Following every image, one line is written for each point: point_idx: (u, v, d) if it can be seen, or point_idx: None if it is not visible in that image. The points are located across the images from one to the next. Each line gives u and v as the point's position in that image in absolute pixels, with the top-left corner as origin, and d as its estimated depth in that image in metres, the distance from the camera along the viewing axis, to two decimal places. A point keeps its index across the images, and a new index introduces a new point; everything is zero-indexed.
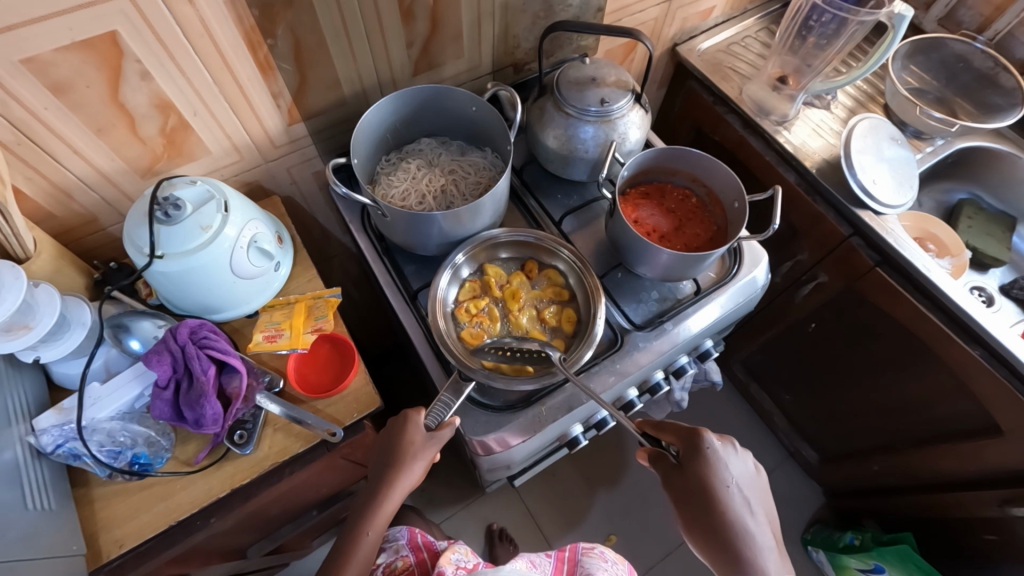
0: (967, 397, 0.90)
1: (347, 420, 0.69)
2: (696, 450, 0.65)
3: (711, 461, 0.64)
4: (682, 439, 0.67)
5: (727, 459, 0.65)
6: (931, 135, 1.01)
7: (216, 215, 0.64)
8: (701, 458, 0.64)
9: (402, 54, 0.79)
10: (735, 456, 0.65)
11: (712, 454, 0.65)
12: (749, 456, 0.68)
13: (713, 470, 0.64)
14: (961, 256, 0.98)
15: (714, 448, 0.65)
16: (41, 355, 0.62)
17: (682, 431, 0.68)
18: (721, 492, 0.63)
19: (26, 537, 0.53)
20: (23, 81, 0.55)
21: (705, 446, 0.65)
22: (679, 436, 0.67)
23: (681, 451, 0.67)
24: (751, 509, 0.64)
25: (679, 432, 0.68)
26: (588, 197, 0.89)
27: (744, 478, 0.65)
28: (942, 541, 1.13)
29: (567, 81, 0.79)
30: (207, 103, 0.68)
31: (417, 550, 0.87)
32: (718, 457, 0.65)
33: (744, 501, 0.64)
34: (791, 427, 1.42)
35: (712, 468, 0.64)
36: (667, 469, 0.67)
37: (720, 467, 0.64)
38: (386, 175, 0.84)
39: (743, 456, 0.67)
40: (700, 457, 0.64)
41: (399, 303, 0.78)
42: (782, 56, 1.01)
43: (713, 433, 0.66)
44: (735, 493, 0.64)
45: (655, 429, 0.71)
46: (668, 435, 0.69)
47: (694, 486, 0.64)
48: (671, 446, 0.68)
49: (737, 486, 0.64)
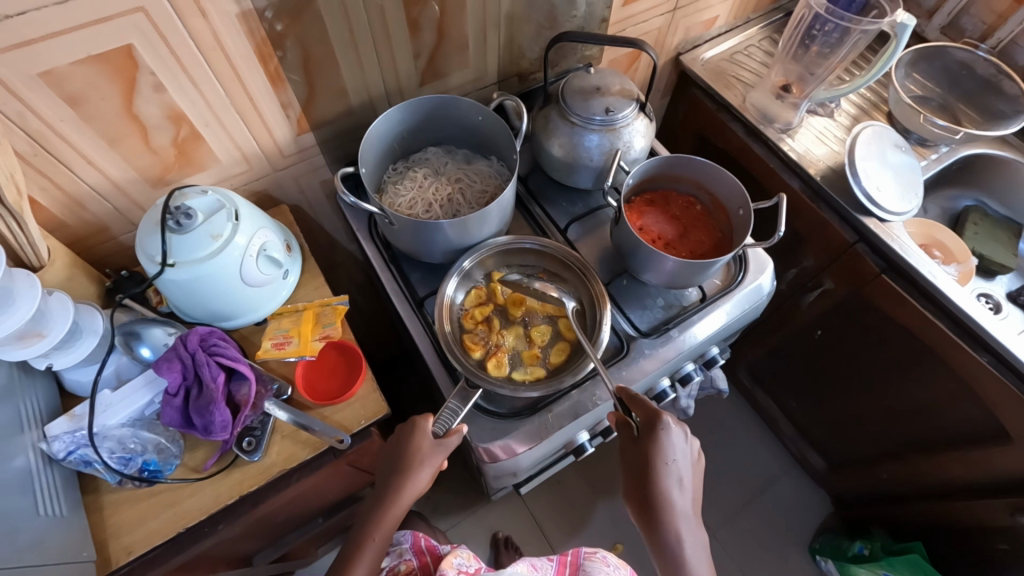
0: (976, 404, 0.89)
1: (354, 427, 0.69)
2: (652, 431, 0.64)
3: (661, 441, 0.64)
4: (645, 415, 0.65)
5: (677, 440, 0.65)
6: (936, 142, 1.01)
7: (227, 223, 0.65)
8: (654, 439, 0.64)
9: (409, 65, 0.80)
10: (684, 440, 0.65)
11: (664, 435, 0.64)
12: (696, 440, 0.68)
13: (660, 450, 0.64)
14: (968, 263, 0.98)
15: (669, 432, 0.64)
16: (54, 362, 0.63)
17: (648, 408, 0.66)
18: (662, 470, 0.64)
19: (36, 543, 0.53)
20: (40, 93, 0.56)
21: (662, 428, 0.64)
22: (642, 413, 0.66)
23: (641, 426, 0.65)
24: (683, 487, 0.66)
25: (645, 408, 0.66)
26: (593, 205, 0.90)
27: (685, 460, 0.66)
28: (953, 550, 1.11)
29: (572, 90, 0.80)
30: (218, 114, 0.70)
31: (421, 554, 0.87)
32: (669, 439, 0.64)
33: (678, 480, 0.65)
34: (798, 434, 1.41)
35: (661, 448, 0.64)
36: (625, 435, 0.67)
37: (668, 449, 0.64)
38: (392, 184, 0.85)
39: (690, 439, 0.67)
40: (654, 439, 0.64)
41: (406, 310, 0.79)
42: (785, 65, 1.02)
43: (673, 417, 0.65)
44: (674, 473, 0.65)
45: (630, 399, 0.67)
46: (638, 408, 0.66)
47: (639, 459, 0.65)
48: (635, 416, 0.67)
49: (677, 466, 0.65)
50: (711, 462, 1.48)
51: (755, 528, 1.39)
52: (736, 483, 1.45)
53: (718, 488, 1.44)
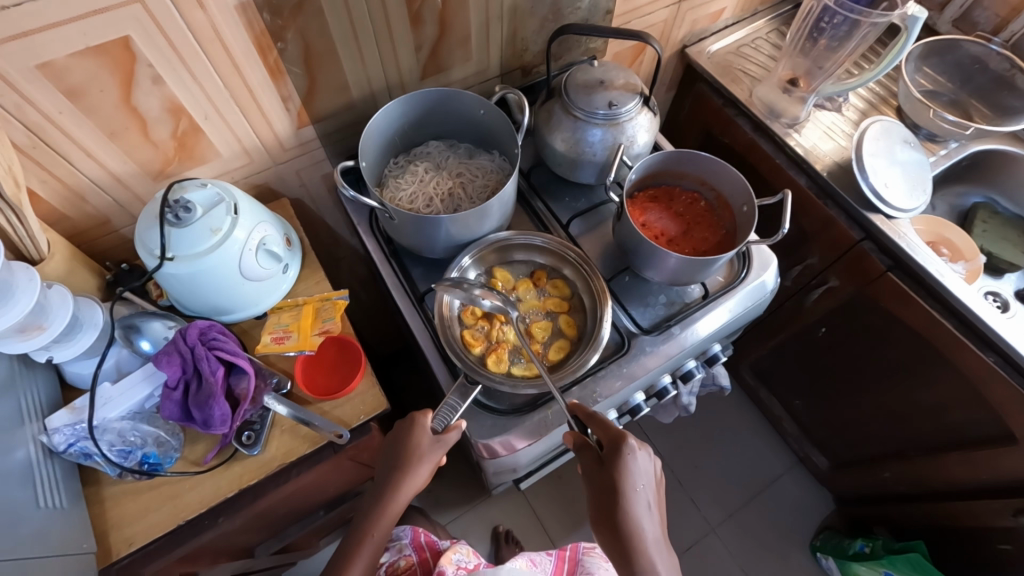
0: (981, 404, 0.89)
1: (354, 421, 0.69)
2: (616, 451, 0.64)
3: (626, 462, 0.63)
4: (607, 435, 0.65)
5: (641, 461, 0.65)
6: (945, 138, 1.00)
7: (226, 217, 0.65)
8: (619, 460, 0.63)
9: (411, 58, 0.79)
10: (648, 461, 0.65)
11: (629, 456, 0.63)
12: (656, 464, 0.68)
13: (626, 471, 0.63)
14: (975, 261, 0.96)
15: (632, 453, 0.64)
16: (54, 355, 0.63)
17: (610, 428, 0.65)
18: (630, 493, 0.63)
19: (36, 535, 0.53)
20: (38, 86, 0.56)
21: (625, 449, 0.63)
22: (604, 434, 0.65)
23: (604, 447, 0.65)
24: (650, 510, 0.64)
25: (607, 429, 0.65)
26: (596, 200, 0.89)
27: (650, 483, 0.65)
28: (955, 550, 1.11)
29: (575, 84, 0.79)
30: (217, 107, 0.69)
31: (421, 549, 0.87)
32: (633, 460, 0.64)
33: (646, 503, 0.64)
34: (800, 432, 1.40)
35: (626, 470, 0.63)
36: (588, 460, 0.66)
37: (632, 471, 0.63)
38: (394, 178, 0.84)
39: (651, 462, 0.67)
40: (619, 460, 0.63)
41: (407, 305, 0.79)
42: (792, 59, 1.00)
43: (634, 438, 0.65)
44: (641, 496, 0.64)
45: (590, 419, 0.67)
46: (596, 428, 0.67)
47: (605, 483, 0.64)
48: (596, 438, 0.66)
49: (643, 489, 0.64)
50: (712, 458, 1.47)
51: (755, 525, 1.39)
52: (737, 480, 1.45)
53: (719, 485, 1.44)
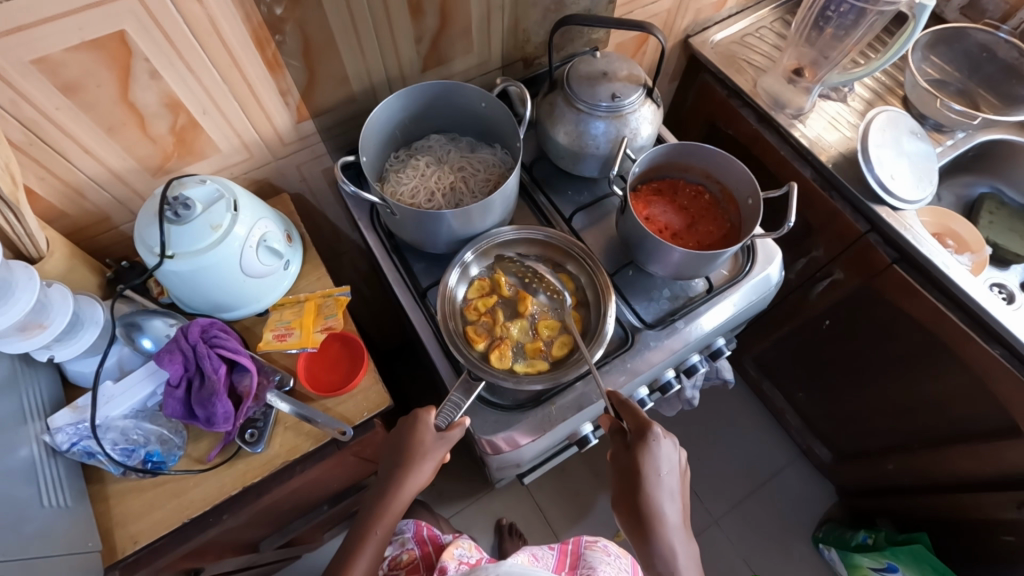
0: (986, 398, 0.88)
1: (357, 418, 0.69)
2: (642, 438, 0.66)
3: (651, 450, 0.66)
4: (635, 423, 0.67)
5: (666, 450, 0.67)
6: (952, 128, 0.99)
7: (226, 214, 0.64)
8: (644, 447, 0.66)
9: (411, 50, 0.78)
10: (673, 450, 0.67)
11: (655, 444, 0.66)
12: (682, 452, 0.70)
13: (652, 458, 0.66)
14: (981, 253, 0.95)
15: (659, 441, 0.66)
16: (56, 354, 0.62)
17: (639, 415, 0.67)
18: (652, 479, 0.66)
19: (42, 534, 0.53)
20: (34, 81, 0.55)
21: (652, 437, 0.65)
22: (632, 421, 0.67)
23: (631, 434, 0.67)
24: (672, 496, 0.67)
25: (636, 417, 0.67)
26: (599, 194, 0.88)
27: (674, 471, 0.67)
28: (958, 542, 1.11)
29: (578, 76, 0.78)
30: (216, 102, 0.68)
31: (423, 543, 0.88)
32: (658, 448, 0.66)
33: (668, 490, 0.67)
34: (803, 424, 1.40)
35: (651, 457, 0.66)
36: (615, 443, 0.69)
37: (658, 459, 0.66)
38: (394, 173, 0.83)
39: (678, 450, 0.69)
40: (644, 447, 0.66)
41: (409, 301, 0.78)
42: (798, 48, 0.98)
43: (663, 427, 0.67)
44: (664, 483, 0.66)
45: (620, 405, 0.69)
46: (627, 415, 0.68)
47: (630, 467, 0.67)
48: (626, 423, 0.68)
49: (667, 476, 0.67)
50: (715, 450, 1.48)
51: (758, 517, 1.39)
52: (740, 472, 1.45)
53: (722, 477, 1.44)
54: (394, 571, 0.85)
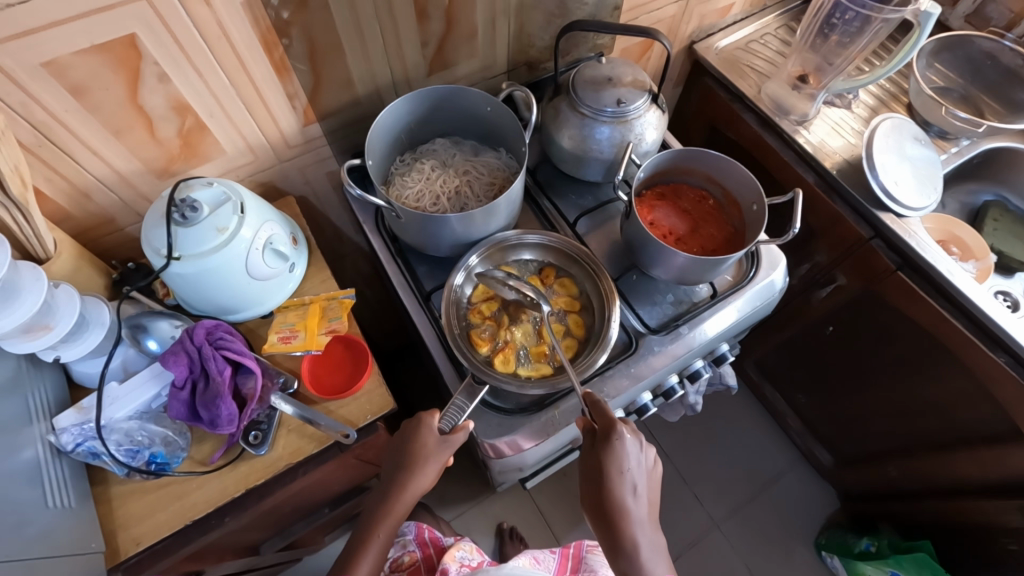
0: (991, 405, 0.88)
1: (361, 421, 0.69)
2: (607, 438, 0.64)
3: (615, 450, 0.63)
4: (602, 422, 0.65)
5: (632, 449, 0.65)
6: (957, 135, 0.99)
7: (233, 216, 0.64)
8: (608, 447, 0.63)
9: (417, 54, 0.78)
10: (639, 449, 0.65)
11: (619, 445, 0.63)
12: (652, 448, 0.68)
13: (615, 458, 0.64)
14: (986, 260, 0.94)
15: (623, 441, 0.63)
16: (61, 355, 0.62)
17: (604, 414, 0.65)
18: (616, 478, 0.64)
19: (46, 534, 0.53)
20: (43, 84, 0.55)
21: (616, 438, 0.63)
22: (597, 420, 0.65)
23: (597, 433, 0.65)
24: (638, 495, 0.65)
25: (601, 416, 0.65)
26: (603, 198, 0.89)
27: (641, 469, 0.65)
28: (962, 550, 1.10)
29: (583, 81, 0.78)
30: (223, 105, 0.69)
31: (424, 546, 0.87)
32: (623, 449, 0.64)
33: (634, 488, 0.65)
34: (806, 430, 1.40)
35: (614, 457, 0.64)
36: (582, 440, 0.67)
37: (622, 458, 0.64)
38: (399, 176, 0.84)
39: (645, 448, 0.67)
40: (608, 447, 0.63)
41: (413, 304, 0.78)
42: (802, 55, 0.99)
43: (627, 426, 0.64)
44: (629, 482, 0.64)
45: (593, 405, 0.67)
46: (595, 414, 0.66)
47: (594, 466, 0.65)
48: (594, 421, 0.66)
49: (632, 475, 0.65)
50: (717, 455, 1.47)
51: (760, 523, 1.39)
52: (742, 477, 1.44)
53: (724, 481, 1.44)
54: (396, 573, 0.85)
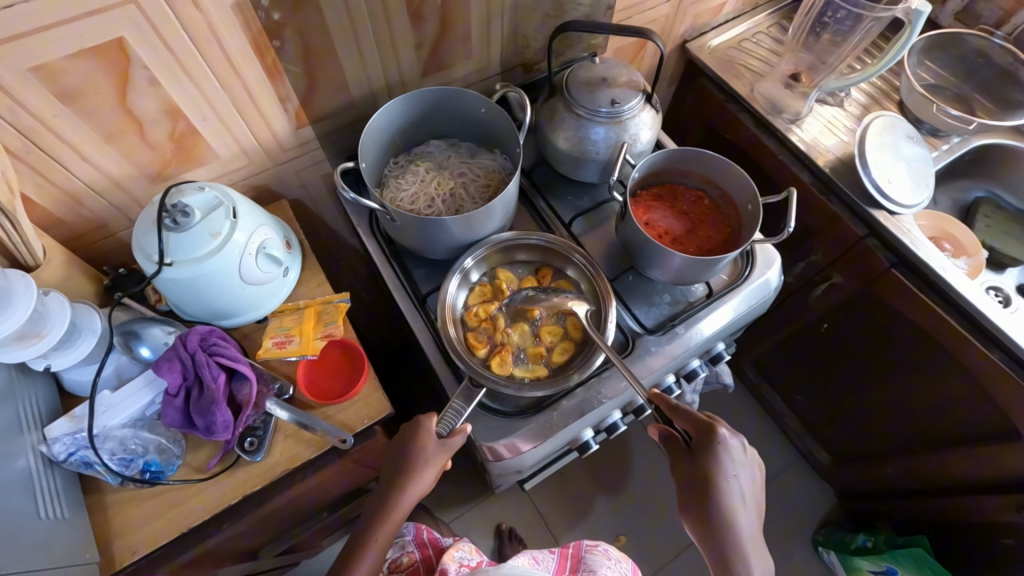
0: (985, 400, 0.88)
1: (357, 426, 0.68)
2: (710, 444, 0.63)
3: (719, 456, 0.63)
4: (698, 428, 0.64)
5: (735, 454, 0.63)
6: (948, 133, 0.99)
7: (226, 221, 0.64)
8: (712, 453, 0.63)
9: (410, 56, 0.78)
10: (743, 452, 0.64)
11: (722, 449, 0.63)
12: (753, 451, 0.67)
13: (720, 464, 0.62)
14: (978, 257, 0.96)
15: (726, 445, 0.63)
16: (53, 363, 0.62)
17: (698, 420, 0.65)
18: (723, 485, 0.63)
19: (39, 546, 0.53)
20: (32, 89, 0.54)
21: (718, 442, 0.63)
22: (691, 425, 0.65)
23: (692, 439, 0.64)
24: (745, 499, 0.64)
25: (694, 421, 0.65)
26: (599, 199, 0.88)
27: (746, 474, 0.64)
28: (957, 544, 1.11)
29: (577, 81, 0.78)
30: (215, 108, 0.68)
31: (423, 546, 0.87)
32: (727, 454, 0.63)
33: (740, 495, 0.64)
34: (802, 427, 1.41)
35: (720, 463, 0.62)
36: (676, 450, 0.66)
37: (727, 464, 0.63)
38: (394, 178, 0.83)
39: (748, 451, 0.66)
40: (711, 453, 0.63)
41: (409, 307, 0.78)
42: (795, 54, 1.00)
43: (728, 428, 0.64)
44: (735, 489, 0.63)
45: (674, 411, 0.66)
46: (682, 420, 0.66)
47: (699, 475, 0.63)
48: (683, 427, 0.66)
49: (738, 481, 0.63)
50: None
51: None
52: None
53: None
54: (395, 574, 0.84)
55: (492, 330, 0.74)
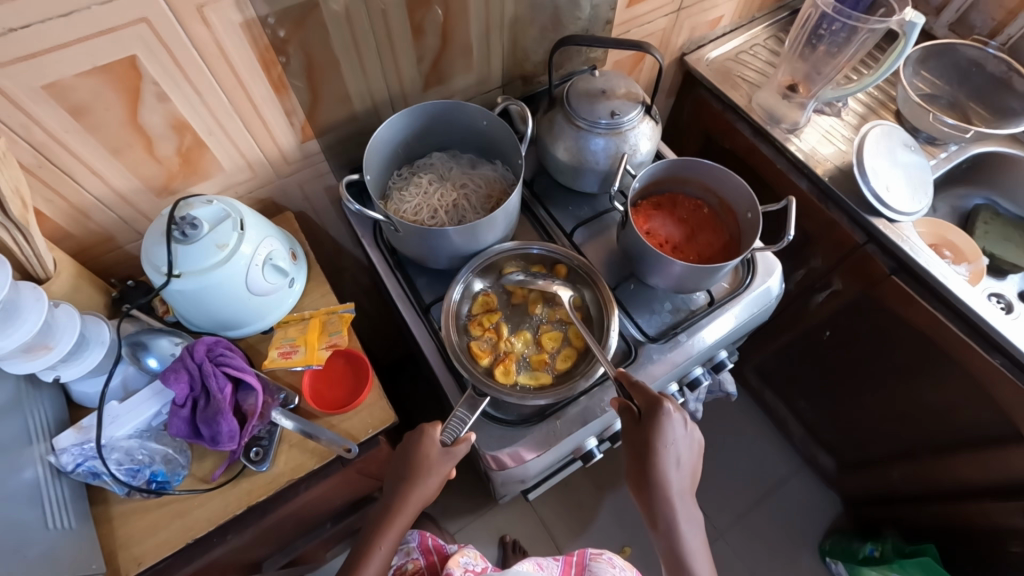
0: (989, 406, 0.88)
1: (362, 436, 0.69)
2: (654, 418, 0.63)
3: (661, 427, 0.63)
4: (645, 401, 0.64)
5: (677, 425, 0.64)
6: (945, 141, 1.00)
7: (232, 233, 0.65)
8: (655, 425, 0.63)
9: (413, 70, 0.79)
10: (685, 425, 0.64)
11: (665, 422, 0.63)
12: (695, 425, 0.68)
13: (661, 435, 0.63)
14: (978, 262, 0.97)
15: (669, 418, 0.63)
16: (61, 374, 0.62)
17: (648, 394, 0.64)
18: (662, 454, 0.64)
19: (46, 556, 0.53)
20: (45, 106, 0.56)
21: (663, 415, 0.63)
22: (642, 399, 0.64)
23: (641, 411, 0.64)
24: (681, 466, 0.66)
25: (645, 396, 0.64)
26: (599, 209, 0.89)
27: (684, 444, 0.65)
28: (967, 552, 1.10)
29: (577, 93, 0.79)
30: (222, 123, 0.69)
31: (428, 553, 0.87)
32: (669, 425, 0.63)
33: (677, 462, 0.65)
34: (807, 435, 1.40)
35: (661, 434, 0.63)
36: (626, 419, 0.66)
37: (668, 434, 0.63)
38: (397, 190, 0.84)
39: (690, 424, 0.66)
40: (655, 425, 0.63)
41: (412, 317, 0.79)
42: (791, 64, 1.00)
43: (674, 402, 0.63)
44: (672, 455, 0.65)
45: (631, 385, 0.65)
46: (636, 394, 0.65)
47: (640, 443, 0.64)
48: (636, 400, 0.65)
49: (676, 448, 0.65)
50: (719, 463, 1.47)
51: (764, 530, 1.38)
52: (744, 485, 1.44)
53: (726, 490, 1.43)
54: None
55: (494, 342, 0.74)
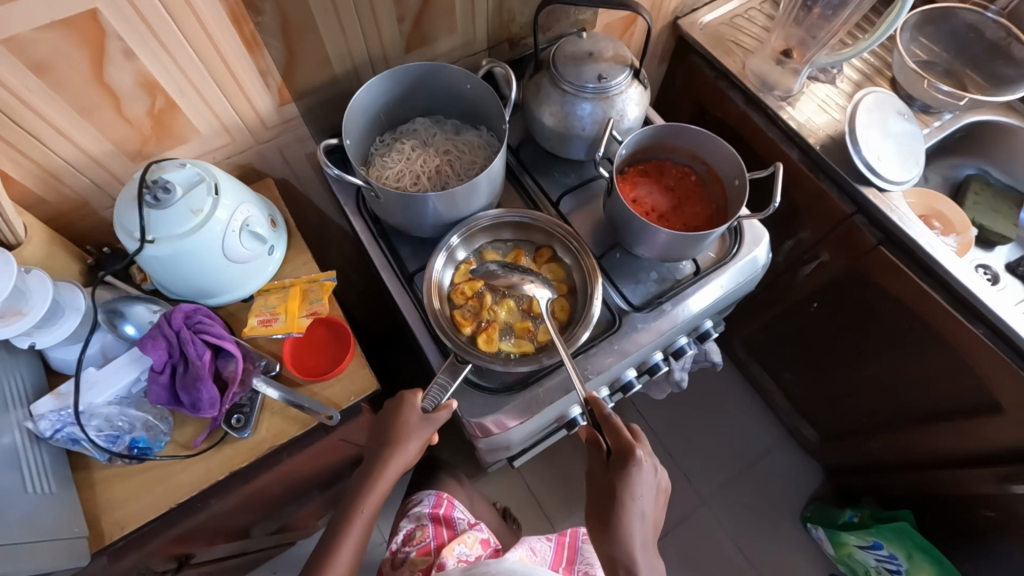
0: (968, 376, 0.90)
1: (344, 403, 0.69)
2: (623, 461, 0.63)
3: (630, 473, 0.63)
4: (617, 443, 0.65)
5: (646, 474, 0.64)
6: (939, 109, 0.99)
7: (207, 198, 0.63)
8: (624, 470, 0.63)
9: (393, 30, 0.77)
10: (653, 475, 0.65)
11: (635, 467, 0.63)
12: (662, 474, 0.68)
13: (628, 481, 0.63)
14: (967, 234, 0.97)
15: (639, 464, 0.63)
16: (37, 341, 0.62)
17: (620, 434, 0.65)
18: (627, 503, 0.63)
19: (25, 520, 0.53)
20: (3, 61, 0.53)
21: (632, 460, 0.63)
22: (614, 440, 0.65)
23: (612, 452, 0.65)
24: (645, 519, 0.65)
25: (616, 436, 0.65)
26: (586, 176, 0.88)
27: (650, 495, 0.65)
28: (941, 518, 1.13)
29: (564, 56, 0.77)
30: (193, 83, 0.67)
31: (437, 523, 0.88)
32: (638, 473, 0.63)
33: (642, 514, 0.65)
34: (790, 406, 1.42)
35: (628, 482, 0.63)
36: (597, 459, 0.67)
37: (636, 481, 0.63)
38: (380, 156, 0.83)
39: (658, 474, 0.67)
40: (623, 469, 0.63)
41: (395, 286, 0.78)
42: (786, 29, 0.97)
43: (643, 447, 0.64)
44: (637, 506, 0.64)
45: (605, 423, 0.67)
46: (609, 433, 0.66)
47: (606, 487, 0.65)
48: (608, 439, 0.67)
49: (642, 499, 0.64)
50: (704, 433, 1.49)
51: (747, 498, 1.41)
52: (729, 454, 1.46)
53: (711, 459, 1.46)
54: (406, 544, 0.87)
55: (477, 313, 0.74)
